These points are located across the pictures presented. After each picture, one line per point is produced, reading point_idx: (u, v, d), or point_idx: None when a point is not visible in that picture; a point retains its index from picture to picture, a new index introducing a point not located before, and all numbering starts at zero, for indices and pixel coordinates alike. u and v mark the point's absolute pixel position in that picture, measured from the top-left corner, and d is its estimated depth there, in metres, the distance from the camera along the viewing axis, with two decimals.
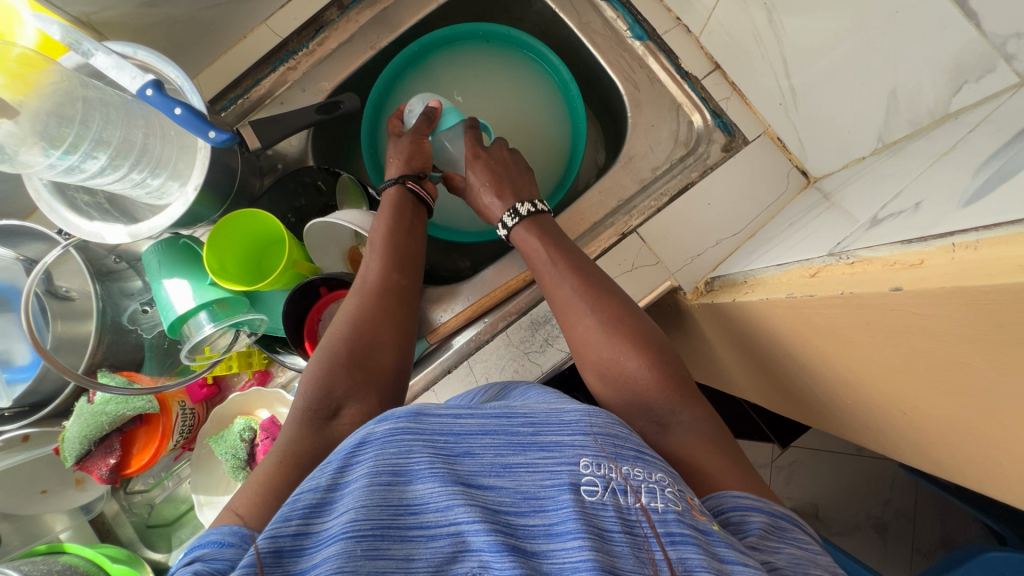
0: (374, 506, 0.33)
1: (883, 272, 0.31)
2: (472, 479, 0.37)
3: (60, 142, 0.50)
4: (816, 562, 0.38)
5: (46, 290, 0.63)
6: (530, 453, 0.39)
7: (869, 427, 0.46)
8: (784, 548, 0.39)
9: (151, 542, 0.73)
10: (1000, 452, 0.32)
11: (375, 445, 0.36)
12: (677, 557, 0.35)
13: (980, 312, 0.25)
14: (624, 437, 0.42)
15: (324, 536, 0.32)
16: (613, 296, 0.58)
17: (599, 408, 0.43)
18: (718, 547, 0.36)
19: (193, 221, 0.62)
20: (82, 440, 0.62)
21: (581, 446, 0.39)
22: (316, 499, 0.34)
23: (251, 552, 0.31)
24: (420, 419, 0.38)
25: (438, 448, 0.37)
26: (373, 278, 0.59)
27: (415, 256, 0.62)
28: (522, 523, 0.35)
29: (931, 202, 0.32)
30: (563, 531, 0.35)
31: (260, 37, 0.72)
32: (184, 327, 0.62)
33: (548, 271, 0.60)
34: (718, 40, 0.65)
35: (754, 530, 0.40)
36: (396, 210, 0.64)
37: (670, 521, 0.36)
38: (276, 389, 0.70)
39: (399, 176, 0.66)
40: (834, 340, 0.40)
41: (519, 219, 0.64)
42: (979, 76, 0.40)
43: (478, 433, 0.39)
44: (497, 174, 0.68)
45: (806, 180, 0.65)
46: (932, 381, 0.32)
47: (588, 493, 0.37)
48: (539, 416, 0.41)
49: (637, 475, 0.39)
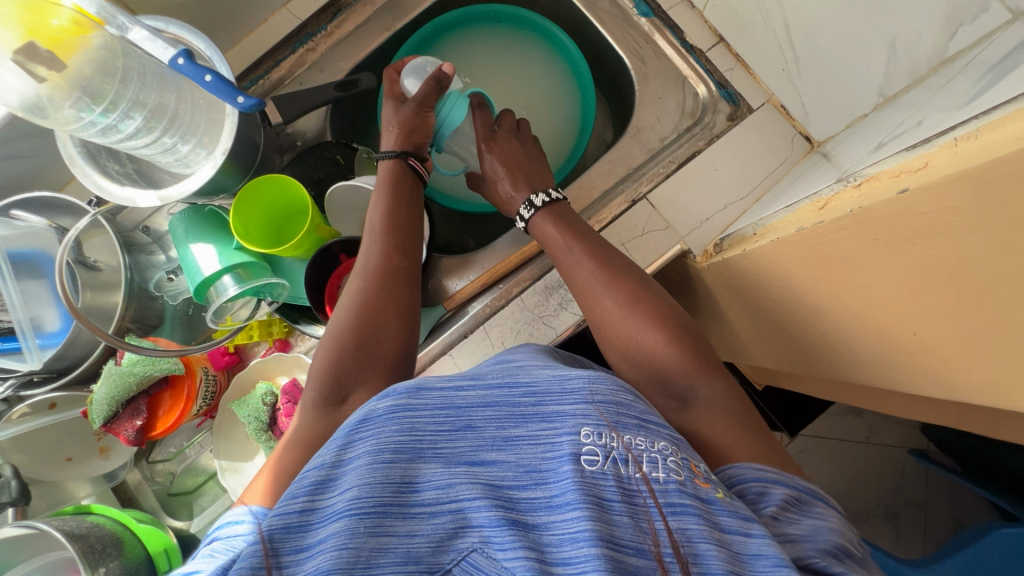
0: (376, 484, 0.34)
1: (889, 182, 0.33)
2: (472, 455, 0.37)
3: (101, 99, 0.53)
4: (837, 532, 0.39)
5: (76, 259, 0.64)
6: (531, 425, 0.39)
7: (879, 364, 0.48)
8: (805, 521, 0.40)
9: (173, 511, 0.74)
10: (1005, 357, 0.34)
11: (377, 422, 0.37)
12: (679, 527, 0.35)
13: (984, 193, 0.27)
14: (630, 403, 0.41)
15: (329, 513, 0.34)
16: (631, 276, 0.60)
17: (603, 374, 0.43)
18: (721, 516, 0.36)
19: (217, 189, 0.64)
20: (110, 402, 0.64)
21: (583, 415, 0.40)
22: (321, 476, 0.36)
23: (260, 532, 0.33)
24: (421, 394, 0.39)
25: (439, 425, 0.38)
26: (374, 261, 0.59)
27: (413, 234, 0.63)
28: (522, 496, 0.36)
29: (932, 118, 0.34)
30: (562, 502, 0.35)
31: (282, 20, 0.75)
32: (209, 290, 0.64)
33: (566, 256, 0.62)
34: (722, 12, 0.68)
35: (774, 502, 0.41)
36: (392, 185, 0.64)
37: (671, 492, 0.37)
38: (296, 355, 0.71)
39: (399, 151, 0.66)
40: (844, 270, 0.41)
41: (542, 204, 0.66)
42: (973, 18, 0.44)
43: (479, 406, 0.40)
44: (519, 162, 0.70)
45: (811, 146, 0.67)
46: (939, 292, 0.34)
47: (589, 463, 0.37)
48: (541, 385, 0.42)
49: (639, 443, 0.39)
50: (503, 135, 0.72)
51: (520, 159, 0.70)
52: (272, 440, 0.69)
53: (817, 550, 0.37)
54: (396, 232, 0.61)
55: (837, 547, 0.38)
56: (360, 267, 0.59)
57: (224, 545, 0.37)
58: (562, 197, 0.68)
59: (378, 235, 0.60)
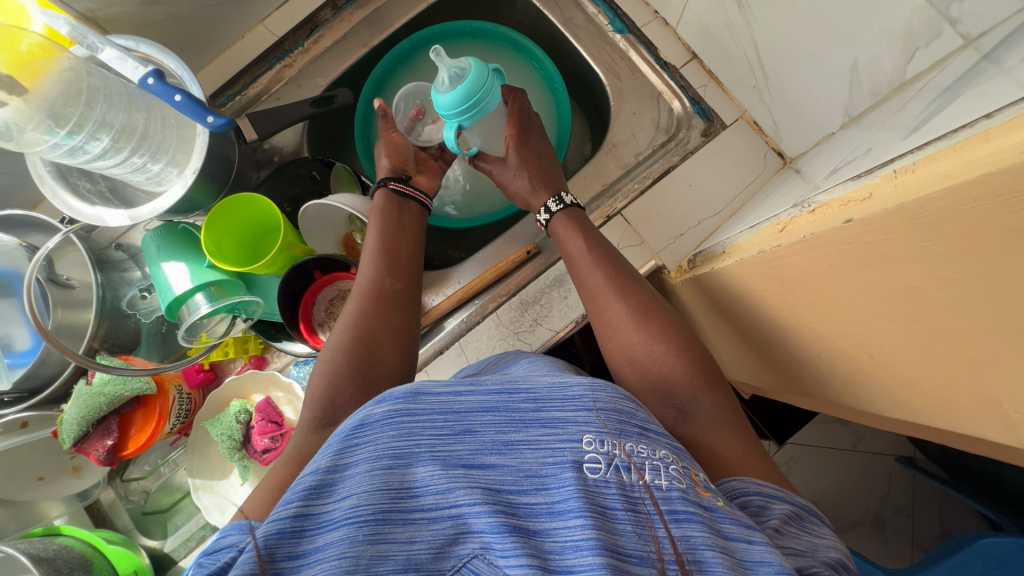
0: (376, 490, 0.33)
1: (837, 211, 0.33)
2: (473, 459, 0.36)
3: (65, 122, 0.53)
4: (835, 550, 0.38)
5: (48, 277, 0.64)
6: (531, 431, 0.38)
7: (845, 383, 0.48)
8: (804, 537, 0.38)
9: (147, 529, 0.74)
10: (958, 383, 0.34)
11: (375, 428, 0.35)
12: (682, 535, 0.33)
13: (919, 226, 0.27)
14: (631, 411, 0.40)
15: (325, 519, 0.32)
16: (643, 288, 0.59)
17: (604, 382, 0.41)
18: (724, 523, 0.35)
19: (191, 207, 0.64)
20: (80, 422, 0.63)
21: (584, 423, 0.38)
22: (317, 481, 0.33)
23: (253, 540, 0.31)
24: (418, 398, 0.37)
25: (438, 430, 0.36)
26: (368, 284, 0.59)
27: (408, 258, 0.63)
28: (524, 501, 0.34)
29: (879, 147, 0.34)
30: (565, 509, 0.34)
31: (258, 36, 0.75)
32: (181, 308, 0.64)
33: (584, 264, 0.61)
34: (694, 30, 0.69)
35: (777, 515, 0.39)
36: (387, 212, 0.65)
37: (674, 499, 0.35)
38: (270, 372, 0.71)
39: (382, 180, 0.67)
40: (803, 292, 0.41)
41: (563, 206, 0.65)
42: (928, 41, 0.44)
43: (479, 411, 0.38)
44: (542, 164, 0.69)
45: (783, 161, 0.68)
46: (890, 318, 0.34)
47: (591, 471, 0.36)
48: (541, 391, 0.40)
49: (640, 451, 0.38)
50: (532, 139, 0.71)
51: (543, 164, 0.69)
52: (246, 459, 0.68)
53: (819, 563, 0.36)
54: (387, 256, 0.61)
55: (837, 562, 0.36)
56: (356, 290, 0.59)
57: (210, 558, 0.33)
58: (578, 205, 0.67)
59: (372, 260, 0.61)
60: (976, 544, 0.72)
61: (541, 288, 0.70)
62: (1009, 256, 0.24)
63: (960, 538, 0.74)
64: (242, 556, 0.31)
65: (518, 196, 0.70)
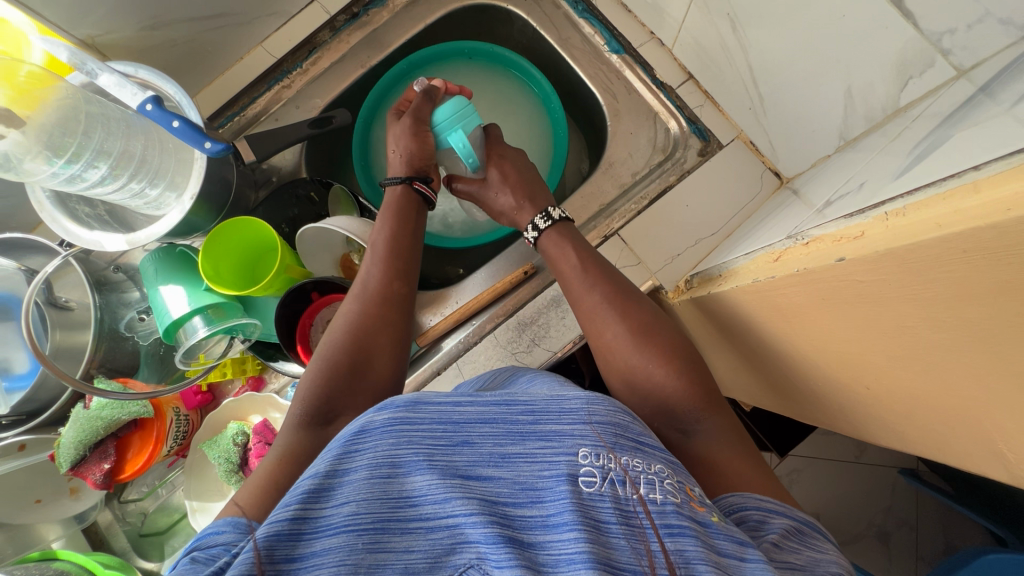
0: (374, 499, 0.33)
1: (830, 247, 0.33)
2: (470, 470, 0.35)
3: (64, 151, 0.53)
4: (836, 564, 0.37)
5: (46, 300, 0.64)
6: (528, 443, 0.37)
7: (842, 409, 0.47)
8: (804, 551, 0.38)
9: (145, 551, 0.74)
10: (954, 419, 0.33)
11: (375, 435, 0.35)
12: (676, 549, 0.33)
13: (911, 271, 0.27)
14: (627, 424, 0.40)
15: (323, 524, 0.31)
16: (640, 307, 0.58)
17: (601, 395, 0.41)
18: (717, 539, 0.35)
19: (189, 230, 0.64)
20: (77, 446, 0.63)
21: (580, 436, 0.38)
22: (317, 484, 0.32)
23: (252, 541, 0.30)
24: (418, 408, 0.37)
25: (437, 439, 0.36)
26: (374, 285, 0.58)
27: (414, 262, 0.62)
28: (519, 514, 0.34)
29: (871, 182, 0.34)
30: (560, 522, 0.33)
31: (257, 58, 0.76)
32: (179, 331, 0.64)
33: (577, 285, 0.60)
34: (689, 50, 0.69)
35: (776, 529, 0.39)
36: (400, 210, 0.64)
37: (668, 512, 0.35)
38: (269, 395, 0.71)
39: (405, 177, 0.66)
40: (799, 322, 0.41)
41: (551, 222, 0.64)
42: (922, 70, 0.44)
43: (477, 422, 0.37)
44: (525, 177, 0.69)
45: (780, 181, 0.68)
46: (884, 353, 0.34)
47: (587, 484, 0.35)
48: (539, 404, 0.40)
49: (636, 465, 0.37)
50: (510, 155, 0.70)
51: (527, 179, 0.68)
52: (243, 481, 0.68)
53: None
54: (397, 259, 0.60)
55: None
56: (359, 288, 0.58)
57: (211, 551, 0.33)
58: (568, 218, 0.66)
59: (382, 261, 0.59)
60: (981, 563, 0.72)
61: (538, 308, 0.70)
62: (999, 306, 0.24)
63: (964, 555, 0.73)
64: (239, 557, 0.30)
65: (503, 215, 0.70)
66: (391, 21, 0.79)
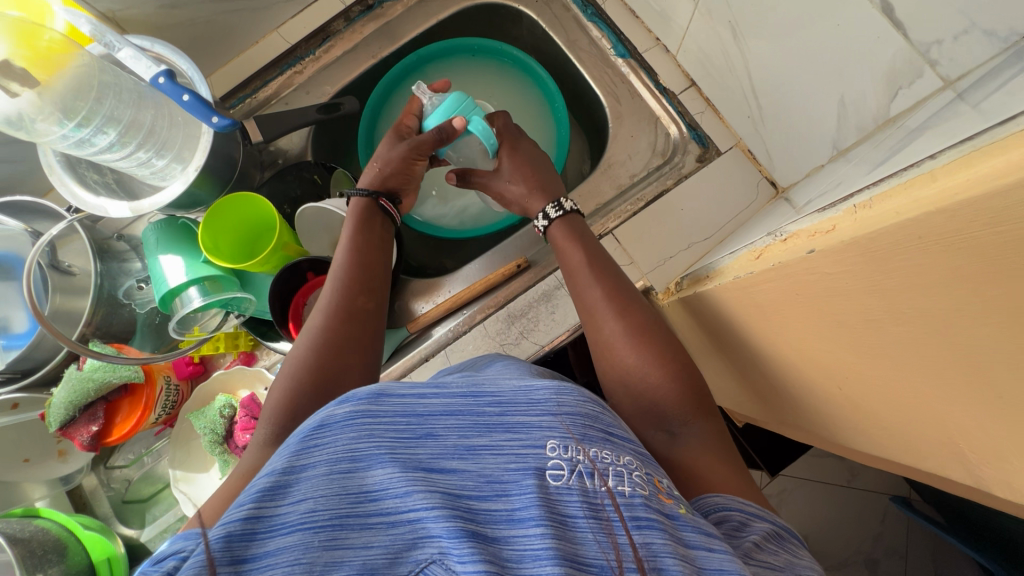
0: (332, 495, 0.31)
1: (804, 240, 0.34)
2: (434, 463, 0.35)
3: (74, 115, 0.55)
4: (812, 571, 0.37)
5: (49, 262, 0.66)
6: (494, 436, 0.37)
7: (819, 413, 0.48)
8: (783, 554, 0.38)
9: (126, 518, 0.74)
10: (916, 420, 0.34)
11: (335, 429, 0.34)
12: (644, 542, 0.33)
13: (873, 261, 0.27)
14: (596, 415, 0.40)
15: (277, 523, 0.30)
16: (639, 305, 0.58)
17: (569, 386, 0.41)
18: (685, 531, 0.35)
19: (192, 203, 0.66)
20: (67, 406, 0.64)
21: (548, 428, 0.38)
22: (272, 483, 0.31)
23: (202, 544, 0.29)
24: (382, 400, 0.36)
25: (400, 432, 0.35)
26: (336, 300, 0.57)
27: (380, 275, 0.62)
28: (484, 508, 0.33)
29: (849, 181, 0.35)
30: (526, 517, 0.33)
31: (272, 43, 0.78)
32: (175, 301, 0.65)
33: (580, 275, 0.60)
34: (693, 56, 0.70)
35: (757, 532, 0.39)
36: (363, 225, 0.63)
37: (636, 505, 0.35)
38: (258, 369, 0.72)
39: (371, 192, 0.66)
40: (777, 320, 0.41)
41: (561, 213, 0.64)
42: (911, 82, 0.45)
43: (441, 415, 0.37)
44: (535, 166, 0.68)
45: (775, 190, 0.68)
46: (853, 351, 0.34)
47: (554, 478, 0.35)
48: (506, 395, 0.39)
49: (604, 457, 0.37)
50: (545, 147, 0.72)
51: (538, 168, 0.68)
52: (227, 454, 0.69)
53: None
54: (363, 276, 0.60)
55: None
56: (323, 305, 0.57)
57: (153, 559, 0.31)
58: (578, 211, 0.65)
59: (343, 276, 0.59)
60: None
61: (529, 301, 0.71)
62: (953, 295, 0.24)
63: None
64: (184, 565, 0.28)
65: (514, 203, 0.69)
66: (404, 14, 0.80)
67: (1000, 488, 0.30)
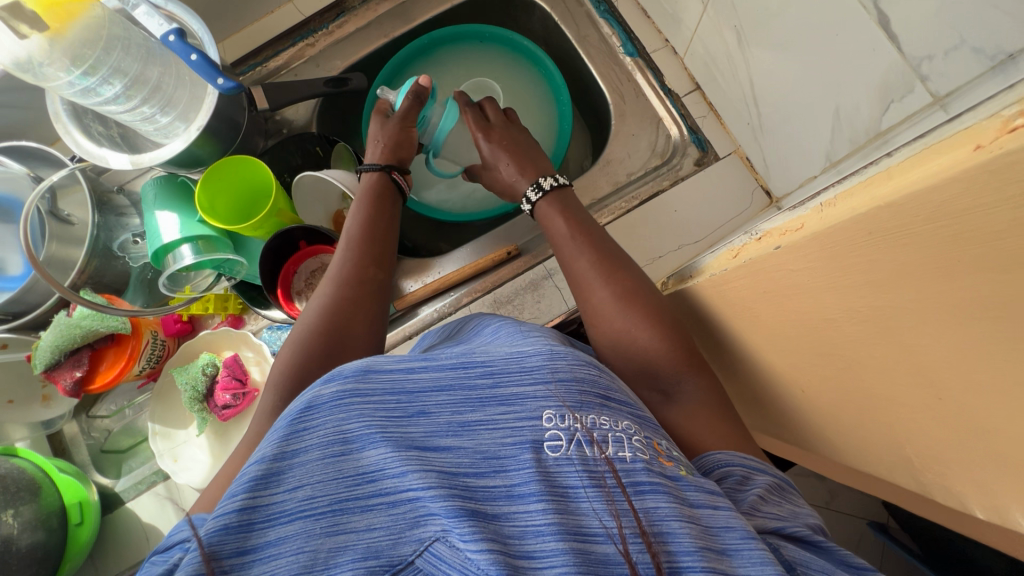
0: (329, 480, 0.32)
1: (772, 238, 0.34)
2: (429, 441, 0.34)
3: (82, 62, 0.56)
4: (812, 517, 0.39)
5: (49, 210, 0.66)
6: (489, 409, 0.37)
7: (787, 416, 0.48)
8: (786, 504, 0.39)
9: (101, 467, 0.75)
10: (870, 423, 0.34)
11: (323, 410, 0.34)
12: (645, 508, 0.33)
13: (831, 258, 0.28)
14: (592, 378, 0.40)
15: (275, 512, 0.30)
16: (628, 271, 0.56)
17: (563, 352, 0.41)
18: (688, 492, 0.35)
19: (191, 162, 0.66)
20: (53, 350, 0.65)
21: (543, 398, 0.38)
22: (263, 471, 0.31)
23: (198, 538, 0.29)
24: (369, 376, 0.36)
25: (391, 410, 0.35)
26: (347, 270, 0.58)
27: (390, 246, 0.62)
28: (482, 485, 0.33)
29: None
30: (525, 493, 0.33)
31: (286, 13, 0.79)
32: (167, 256, 0.66)
33: (568, 246, 0.59)
34: (699, 59, 0.70)
35: (760, 485, 0.40)
36: (377, 198, 0.64)
37: (636, 471, 0.35)
38: (243, 332, 0.73)
39: (383, 165, 0.66)
40: (749, 318, 0.42)
41: (543, 193, 0.63)
42: (901, 95, 0.45)
43: (433, 390, 0.37)
44: (517, 146, 0.68)
45: (769, 200, 0.69)
46: (815, 350, 0.35)
47: (552, 449, 0.35)
48: (498, 364, 0.39)
49: (602, 423, 0.38)
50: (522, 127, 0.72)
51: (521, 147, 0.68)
52: (205, 411, 0.70)
53: (800, 525, 0.37)
54: (371, 246, 0.60)
55: (815, 528, 0.38)
56: (331, 276, 0.57)
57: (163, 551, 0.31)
58: (567, 184, 0.65)
59: (351, 248, 0.59)
60: None
61: (515, 288, 0.72)
62: (901, 292, 0.25)
63: None
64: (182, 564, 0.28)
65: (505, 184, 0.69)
66: None
67: (941, 491, 0.31)
